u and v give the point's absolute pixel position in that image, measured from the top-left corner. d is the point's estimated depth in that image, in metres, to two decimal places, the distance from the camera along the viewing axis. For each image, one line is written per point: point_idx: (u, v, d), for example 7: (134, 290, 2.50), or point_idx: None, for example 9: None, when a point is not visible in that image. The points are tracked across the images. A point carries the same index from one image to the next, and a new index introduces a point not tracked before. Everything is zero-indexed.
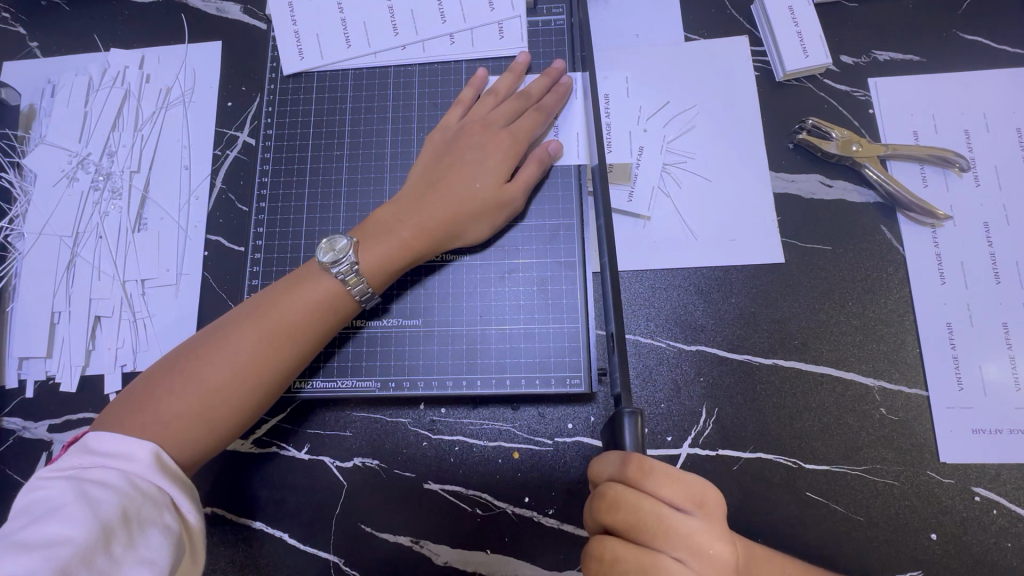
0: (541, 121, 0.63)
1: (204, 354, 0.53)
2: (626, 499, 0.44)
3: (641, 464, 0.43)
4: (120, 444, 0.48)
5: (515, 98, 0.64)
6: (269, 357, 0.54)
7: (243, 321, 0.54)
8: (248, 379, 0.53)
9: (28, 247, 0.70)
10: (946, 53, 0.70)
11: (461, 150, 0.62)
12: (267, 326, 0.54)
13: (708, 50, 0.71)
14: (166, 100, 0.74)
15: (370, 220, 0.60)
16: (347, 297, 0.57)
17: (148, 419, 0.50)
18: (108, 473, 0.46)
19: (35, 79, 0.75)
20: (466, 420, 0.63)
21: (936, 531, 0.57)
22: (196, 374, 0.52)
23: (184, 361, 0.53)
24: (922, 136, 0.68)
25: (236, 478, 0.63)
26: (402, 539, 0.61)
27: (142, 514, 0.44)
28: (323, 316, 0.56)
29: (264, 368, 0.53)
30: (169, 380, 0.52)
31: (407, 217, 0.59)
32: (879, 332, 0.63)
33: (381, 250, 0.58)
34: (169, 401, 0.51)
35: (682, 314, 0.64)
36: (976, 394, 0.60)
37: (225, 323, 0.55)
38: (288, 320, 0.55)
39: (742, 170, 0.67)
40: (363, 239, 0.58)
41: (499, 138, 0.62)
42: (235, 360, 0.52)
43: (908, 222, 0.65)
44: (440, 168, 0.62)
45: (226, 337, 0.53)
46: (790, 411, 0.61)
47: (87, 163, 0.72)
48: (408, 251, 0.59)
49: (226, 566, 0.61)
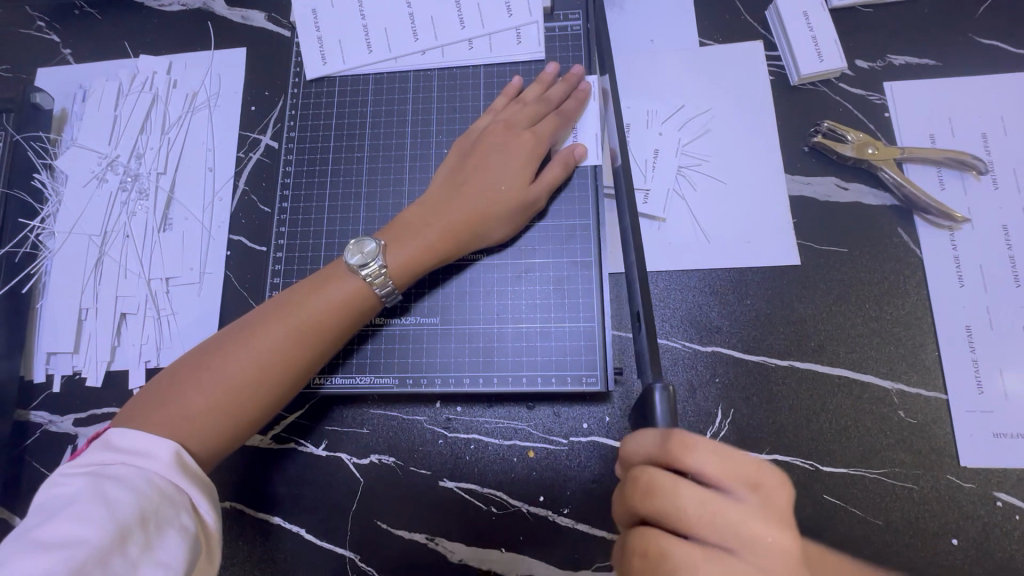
0: (561, 124, 0.65)
1: (229, 350, 0.54)
2: (664, 486, 0.42)
3: (682, 441, 0.42)
4: (142, 439, 0.49)
5: (538, 102, 0.65)
6: (292, 353, 0.55)
7: (269, 318, 0.56)
8: (271, 373, 0.54)
9: (58, 245, 0.72)
10: (961, 58, 0.70)
11: (485, 151, 0.63)
12: (293, 324, 0.55)
13: (723, 55, 0.72)
14: (192, 104, 0.76)
15: (397, 223, 0.61)
16: (372, 296, 0.58)
17: (174, 412, 0.51)
18: (127, 473, 0.46)
19: (67, 84, 0.78)
20: (482, 419, 0.64)
21: (957, 536, 0.56)
22: (222, 369, 0.53)
23: (209, 356, 0.54)
24: (939, 139, 0.68)
25: (254, 473, 0.64)
26: (417, 536, 0.61)
27: (158, 515, 0.44)
28: (346, 315, 0.57)
29: (287, 363, 0.55)
30: (195, 375, 0.53)
31: (432, 220, 0.61)
32: (897, 334, 0.62)
33: (408, 251, 0.59)
34: (195, 395, 0.52)
35: (697, 315, 0.64)
36: (998, 398, 0.60)
37: (248, 321, 0.56)
38: (312, 318, 0.56)
39: (757, 172, 0.68)
40: (391, 241, 0.60)
41: (523, 140, 0.63)
42: (259, 356, 0.54)
43: (926, 225, 0.65)
44: (464, 171, 0.63)
45: (250, 336, 0.54)
46: (807, 413, 0.61)
47: (115, 165, 0.74)
48: (433, 252, 0.60)
49: (244, 561, 0.62)
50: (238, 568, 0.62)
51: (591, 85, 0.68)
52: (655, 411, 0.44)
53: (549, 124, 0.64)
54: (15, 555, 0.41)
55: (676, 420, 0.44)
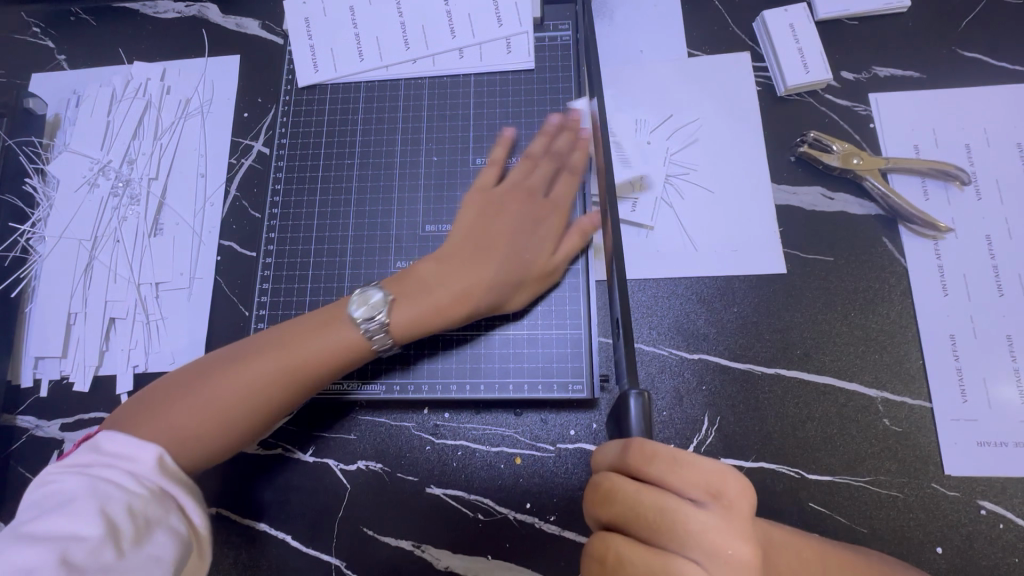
0: (575, 186, 0.65)
1: (223, 373, 0.54)
2: (622, 492, 0.43)
3: (641, 451, 0.42)
4: (130, 447, 0.48)
5: (551, 160, 0.66)
6: (282, 389, 0.54)
7: (267, 349, 0.55)
8: (257, 405, 0.54)
9: (48, 250, 0.72)
10: (945, 70, 0.71)
11: (507, 213, 0.63)
12: (287, 361, 0.55)
13: (710, 66, 0.73)
14: (185, 111, 0.77)
15: (407, 278, 0.60)
16: (366, 347, 0.57)
17: (157, 427, 0.51)
18: (119, 473, 0.46)
19: (61, 90, 0.79)
20: (469, 425, 0.64)
21: (942, 545, 0.57)
22: (213, 391, 0.53)
23: (204, 373, 0.54)
24: (923, 150, 0.68)
25: (241, 479, 0.64)
26: (403, 543, 0.61)
27: (147, 516, 0.44)
28: (339, 360, 0.56)
29: (274, 400, 0.54)
30: (190, 391, 0.53)
31: (444, 282, 0.60)
32: (882, 342, 0.63)
33: (417, 312, 0.58)
34: (180, 412, 0.52)
35: (685, 323, 0.65)
36: (981, 407, 0.60)
37: (250, 347, 0.56)
38: (306, 358, 0.55)
39: (744, 182, 0.69)
40: (398, 298, 0.59)
41: (544, 212, 0.64)
42: (248, 387, 0.53)
43: (911, 234, 0.65)
44: (483, 233, 0.63)
45: (249, 362, 0.55)
46: (793, 421, 0.61)
47: (107, 171, 0.74)
48: (442, 313, 0.59)
49: (229, 567, 0.62)
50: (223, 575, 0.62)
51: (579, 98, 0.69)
52: (629, 415, 0.43)
53: (565, 186, 0.65)
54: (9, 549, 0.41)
55: (648, 429, 0.43)
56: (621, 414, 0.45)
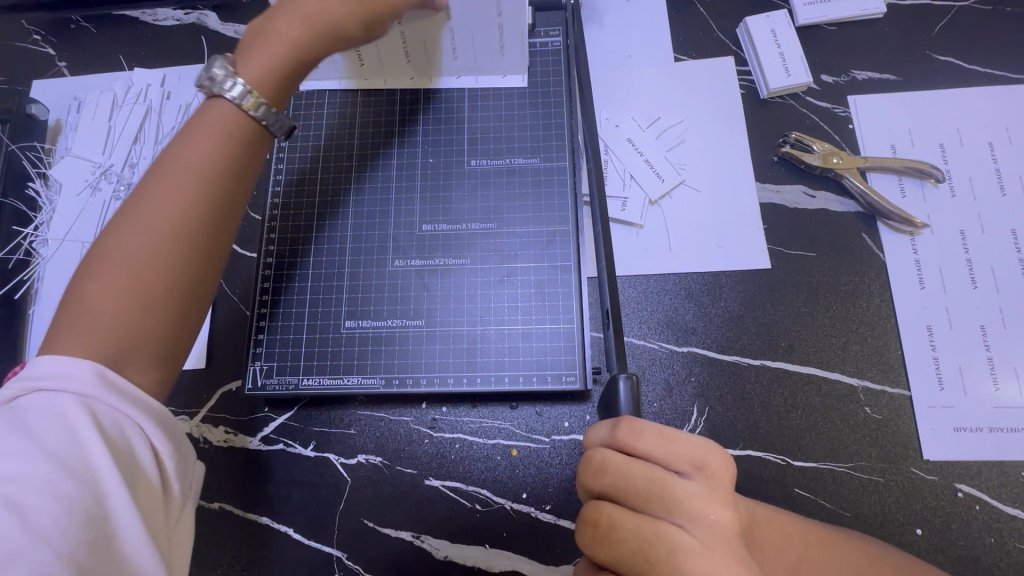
0: None
1: (115, 240, 0.47)
2: (614, 464, 0.45)
3: (628, 426, 0.46)
4: (60, 367, 0.43)
5: None
6: (192, 216, 0.49)
7: (151, 193, 0.49)
8: (173, 261, 0.48)
9: (51, 252, 0.73)
10: (920, 73, 0.74)
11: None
12: (184, 198, 0.49)
13: (696, 70, 0.76)
14: (186, 115, 0.78)
15: (254, 46, 0.57)
16: (248, 121, 0.54)
17: (76, 312, 0.46)
18: (46, 400, 0.42)
19: (62, 95, 0.80)
20: (466, 418, 0.66)
21: (922, 526, 0.59)
22: (114, 262, 0.47)
23: (98, 251, 0.47)
24: (900, 149, 0.71)
25: (243, 474, 0.65)
26: (403, 534, 0.63)
27: (112, 444, 0.42)
28: (228, 144, 0.52)
29: (191, 247, 0.49)
30: (86, 280, 0.46)
31: (288, 11, 0.57)
32: (863, 333, 0.65)
33: (267, 50, 0.55)
34: (94, 288, 0.46)
35: (673, 318, 0.67)
36: (957, 394, 0.63)
37: (134, 205, 0.49)
38: (198, 178, 0.50)
39: (729, 181, 0.71)
40: (246, 57, 0.56)
41: None
42: (153, 239, 0.48)
43: (888, 230, 0.68)
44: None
45: (138, 221, 0.48)
46: (778, 409, 0.63)
47: (109, 174, 0.76)
48: (293, 51, 0.56)
49: (233, 561, 0.63)
50: (226, 568, 0.63)
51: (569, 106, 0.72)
52: (618, 397, 0.48)
53: None
54: None
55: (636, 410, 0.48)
56: (612, 397, 0.50)
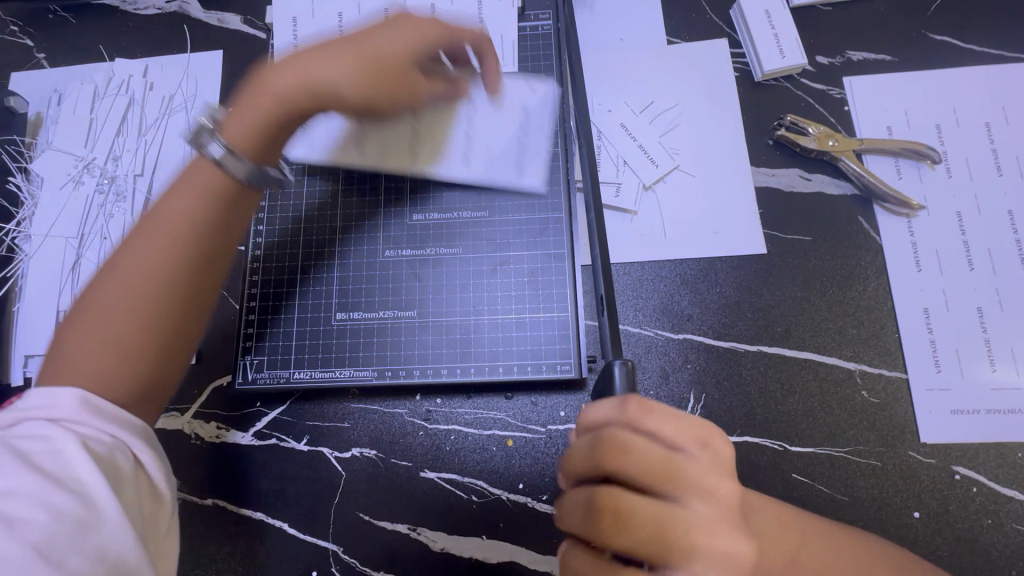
0: (415, 45, 0.58)
1: (101, 293, 0.50)
2: (629, 445, 0.43)
3: (640, 404, 0.44)
4: (51, 398, 0.45)
5: (431, 23, 0.59)
6: (170, 257, 0.51)
7: (131, 248, 0.51)
8: (153, 304, 0.50)
9: (34, 248, 0.72)
10: (916, 53, 0.73)
11: (372, 36, 0.58)
12: (161, 251, 0.51)
13: (689, 53, 0.75)
14: (169, 107, 0.77)
15: (260, 80, 0.57)
16: (227, 179, 0.55)
17: (63, 360, 0.48)
18: (38, 426, 0.43)
19: (42, 87, 0.78)
20: (461, 409, 0.65)
21: (919, 509, 0.59)
22: (98, 313, 0.49)
23: (86, 304, 0.50)
24: (896, 131, 0.70)
25: (236, 470, 0.65)
26: (399, 527, 0.62)
27: (98, 456, 0.42)
28: (204, 197, 0.54)
29: (178, 291, 0.51)
30: (78, 326, 0.49)
31: (288, 69, 0.57)
32: (860, 317, 0.65)
33: (247, 119, 0.56)
34: (80, 337, 0.48)
35: (669, 305, 0.66)
36: (955, 376, 0.62)
37: (121, 253, 0.52)
38: (176, 228, 0.52)
39: (724, 166, 0.70)
40: (239, 112, 0.57)
41: (370, 53, 0.57)
42: (132, 293, 0.50)
43: (885, 212, 0.67)
44: (346, 46, 0.58)
45: (123, 267, 0.50)
46: (775, 395, 0.63)
47: (92, 168, 0.74)
48: (270, 109, 0.56)
49: (228, 557, 0.62)
50: (221, 565, 0.62)
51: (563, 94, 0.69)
52: (614, 383, 0.47)
53: (402, 38, 0.57)
54: None
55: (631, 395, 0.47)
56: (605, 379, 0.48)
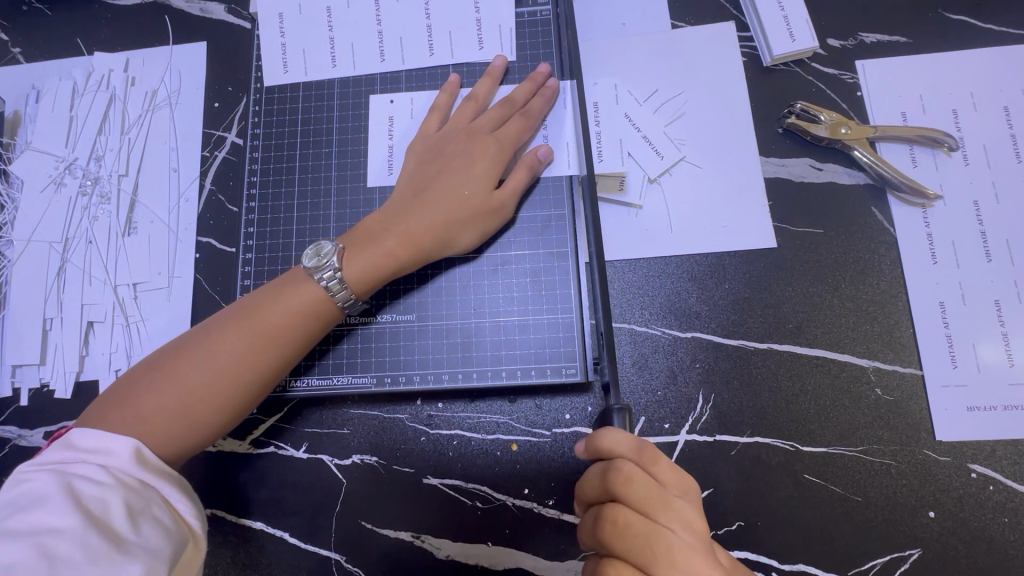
0: (527, 128, 0.63)
1: (181, 362, 0.52)
2: (639, 478, 0.43)
3: (651, 450, 0.44)
4: (103, 441, 0.47)
5: (504, 104, 0.64)
6: (249, 366, 0.53)
7: (230, 328, 0.54)
8: (216, 394, 0.52)
9: (17, 254, 0.69)
10: (932, 34, 0.70)
11: (448, 157, 0.62)
12: (250, 340, 0.53)
13: (694, 38, 0.71)
14: (152, 103, 0.73)
15: (358, 229, 0.60)
16: (329, 306, 0.56)
17: (129, 414, 0.50)
18: (89, 468, 0.45)
19: (19, 85, 0.75)
20: (464, 414, 0.63)
21: (934, 509, 0.58)
22: (173, 380, 0.51)
23: (163, 365, 0.52)
24: (911, 117, 0.68)
25: (234, 479, 0.63)
26: (403, 534, 0.61)
27: (132, 506, 0.44)
28: (306, 321, 0.55)
29: (243, 373, 0.53)
30: (151, 379, 0.52)
31: (395, 225, 0.59)
32: (873, 313, 0.63)
33: (366, 260, 0.57)
34: (149, 397, 0.51)
35: (676, 302, 0.64)
36: (971, 372, 0.60)
37: (210, 325, 0.55)
38: (275, 342, 0.54)
39: (732, 156, 0.67)
40: (349, 247, 0.58)
41: (487, 145, 0.62)
42: (207, 373, 0.52)
43: (899, 203, 0.65)
44: (429, 175, 0.62)
45: (208, 339, 0.53)
46: (786, 394, 0.61)
47: (74, 169, 0.71)
48: (393, 261, 0.58)
49: (228, 567, 0.61)
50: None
51: (564, 89, 0.66)
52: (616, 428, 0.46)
53: (513, 129, 0.63)
54: None
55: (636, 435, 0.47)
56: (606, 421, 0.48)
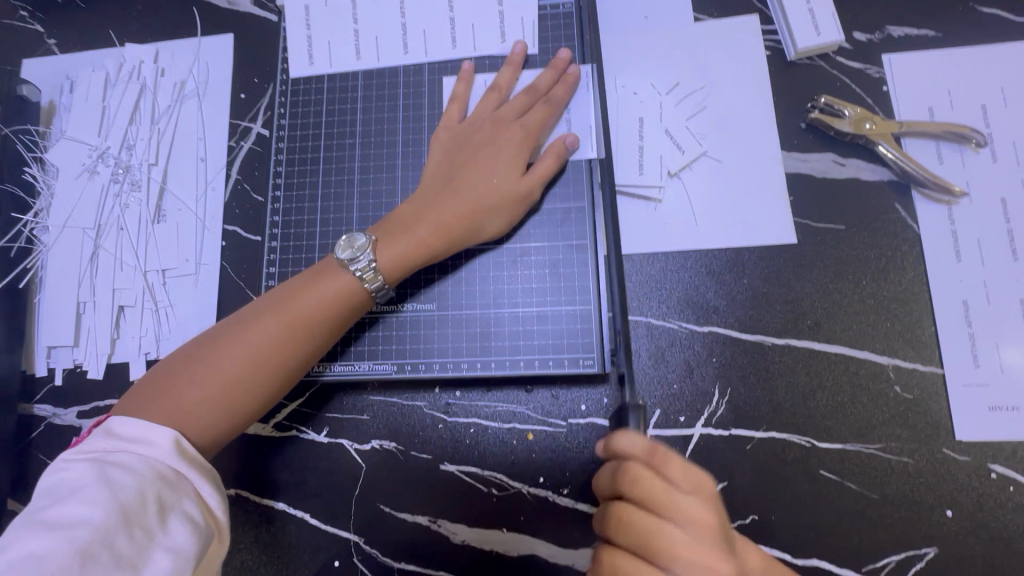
0: (550, 115, 0.64)
1: (217, 351, 0.54)
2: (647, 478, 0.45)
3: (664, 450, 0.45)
4: (144, 429, 0.49)
5: (525, 93, 0.64)
6: (285, 355, 0.55)
7: (264, 318, 0.55)
8: (254, 381, 0.54)
9: (53, 239, 0.72)
10: (962, 27, 0.68)
11: (475, 146, 0.63)
12: (283, 328, 0.55)
13: (717, 31, 0.71)
14: (181, 93, 0.75)
15: (389, 219, 0.61)
16: (361, 292, 0.58)
17: (170, 403, 0.52)
18: (128, 459, 0.47)
19: (54, 75, 0.77)
20: (480, 403, 0.64)
21: (952, 508, 0.57)
22: (210, 369, 0.53)
23: (200, 356, 0.54)
24: (937, 112, 0.67)
25: (258, 461, 0.65)
26: (420, 519, 0.62)
27: (164, 501, 0.45)
28: (337, 311, 0.57)
29: (278, 361, 0.55)
30: (190, 369, 0.53)
31: (426, 214, 0.60)
32: (893, 310, 0.62)
33: (398, 246, 0.59)
34: (189, 386, 0.52)
35: (694, 296, 0.64)
36: (993, 371, 0.60)
37: (244, 314, 0.56)
38: (308, 330, 0.56)
39: (754, 150, 0.67)
40: (381, 236, 0.59)
41: (512, 133, 0.63)
42: (243, 361, 0.53)
43: (924, 200, 0.64)
44: (455, 164, 0.63)
45: (242, 329, 0.55)
46: (803, 390, 0.61)
47: (106, 157, 0.73)
48: (424, 249, 0.59)
49: (251, 545, 0.63)
50: (245, 553, 0.63)
51: (583, 77, 0.66)
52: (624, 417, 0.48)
53: (537, 115, 0.63)
54: (24, 537, 0.41)
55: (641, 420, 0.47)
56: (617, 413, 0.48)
